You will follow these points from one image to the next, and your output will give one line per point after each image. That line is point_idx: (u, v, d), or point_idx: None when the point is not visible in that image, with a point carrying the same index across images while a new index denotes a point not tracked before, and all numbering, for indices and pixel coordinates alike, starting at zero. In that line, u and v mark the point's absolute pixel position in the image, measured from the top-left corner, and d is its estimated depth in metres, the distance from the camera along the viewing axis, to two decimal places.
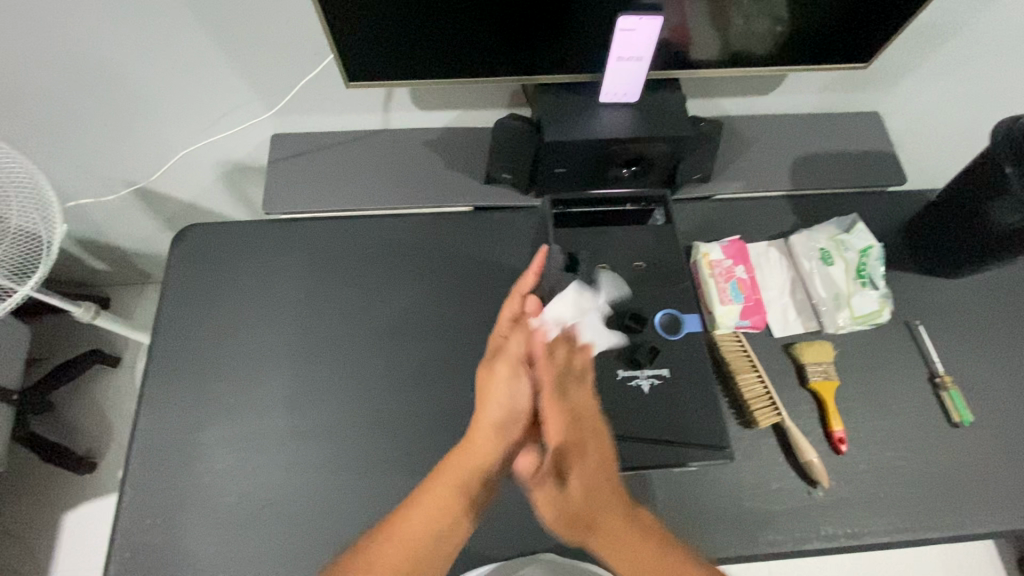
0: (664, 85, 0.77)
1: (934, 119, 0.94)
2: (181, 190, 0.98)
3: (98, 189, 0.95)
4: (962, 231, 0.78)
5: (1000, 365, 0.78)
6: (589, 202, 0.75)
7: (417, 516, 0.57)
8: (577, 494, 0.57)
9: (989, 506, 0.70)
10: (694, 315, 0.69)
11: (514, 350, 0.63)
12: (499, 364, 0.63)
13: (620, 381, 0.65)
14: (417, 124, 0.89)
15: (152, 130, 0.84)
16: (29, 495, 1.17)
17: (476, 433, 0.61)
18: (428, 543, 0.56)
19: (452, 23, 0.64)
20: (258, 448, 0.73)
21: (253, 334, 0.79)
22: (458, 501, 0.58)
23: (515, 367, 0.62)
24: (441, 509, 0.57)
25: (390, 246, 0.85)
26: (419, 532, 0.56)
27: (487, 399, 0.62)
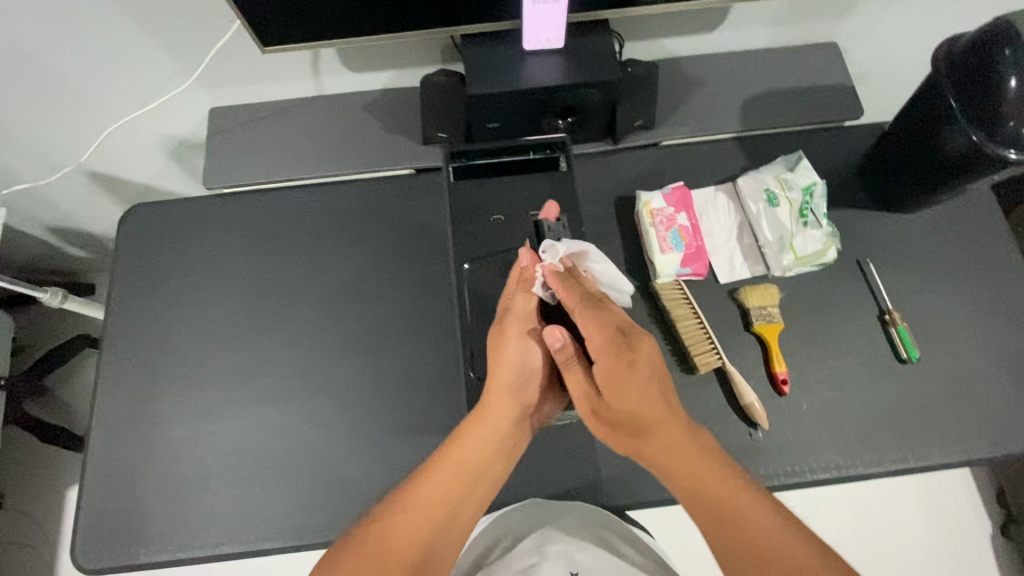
0: (598, 28, 0.73)
1: (896, 46, 0.89)
2: (131, 169, 0.98)
3: (47, 173, 0.95)
4: (910, 164, 0.74)
5: (952, 299, 0.77)
6: (496, 156, 0.80)
7: (445, 479, 0.60)
8: (625, 393, 0.59)
9: (929, 440, 0.71)
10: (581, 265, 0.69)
11: (525, 312, 0.67)
12: (512, 324, 0.66)
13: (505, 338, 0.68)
14: (352, 88, 0.87)
15: (84, 111, 0.83)
16: (33, 473, 1.23)
17: (490, 398, 0.65)
18: (452, 505, 0.59)
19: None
20: (211, 418, 0.76)
21: (203, 309, 0.81)
22: (485, 464, 0.62)
23: (528, 330, 0.66)
24: (458, 477, 0.60)
25: (336, 215, 0.85)
26: (446, 495, 0.59)
27: (497, 365, 0.66)
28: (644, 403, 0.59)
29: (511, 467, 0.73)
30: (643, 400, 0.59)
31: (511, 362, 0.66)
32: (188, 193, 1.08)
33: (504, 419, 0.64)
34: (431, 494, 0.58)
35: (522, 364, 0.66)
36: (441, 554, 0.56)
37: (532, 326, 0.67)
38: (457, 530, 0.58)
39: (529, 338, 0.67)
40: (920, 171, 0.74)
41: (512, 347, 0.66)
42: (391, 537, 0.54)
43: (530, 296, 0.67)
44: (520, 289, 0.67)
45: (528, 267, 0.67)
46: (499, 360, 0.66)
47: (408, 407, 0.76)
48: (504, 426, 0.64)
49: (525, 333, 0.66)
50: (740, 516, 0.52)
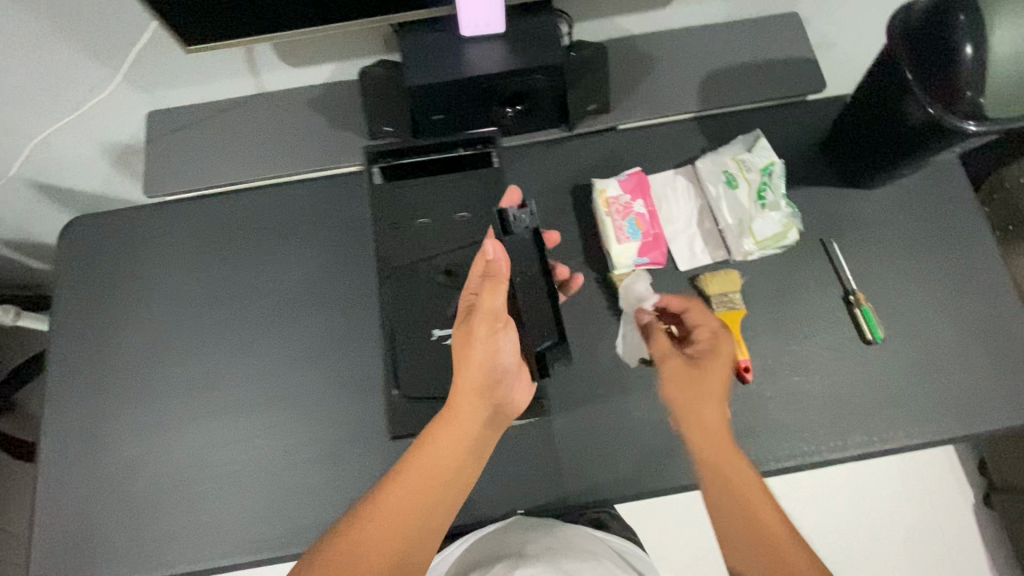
0: (539, 8, 0.69)
1: (860, 13, 0.86)
2: (75, 178, 0.95)
3: None
4: (878, 135, 0.71)
5: (917, 276, 0.75)
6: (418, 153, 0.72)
7: (412, 484, 0.55)
8: (704, 376, 0.62)
9: (895, 422, 0.70)
10: None
11: (491, 307, 0.59)
12: (476, 322, 0.59)
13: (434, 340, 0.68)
14: (295, 83, 0.83)
15: (12, 121, 0.80)
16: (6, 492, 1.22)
17: (458, 397, 0.59)
18: (421, 514, 0.54)
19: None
20: (163, 434, 0.74)
21: (150, 323, 0.78)
22: (455, 467, 0.57)
23: (493, 324, 0.60)
24: (428, 481, 0.55)
25: (282, 218, 0.82)
26: (413, 504, 0.54)
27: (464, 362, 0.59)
28: (710, 390, 0.61)
29: None
30: (712, 387, 0.61)
31: (481, 359, 0.59)
32: (137, 201, 1.04)
33: (471, 418, 0.59)
34: (393, 505, 0.53)
35: (489, 362, 0.60)
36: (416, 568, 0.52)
37: (498, 320, 0.60)
38: (430, 537, 0.54)
39: (494, 333, 0.60)
40: (888, 142, 0.71)
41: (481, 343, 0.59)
42: (359, 551, 0.50)
43: (496, 290, 0.59)
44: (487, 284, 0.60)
45: (495, 261, 0.60)
46: (466, 355, 0.59)
47: (364, 412, 0.74)
48: (470, 425, 0.58)
49: (491, 330, 0.60)
50: (765, 514, 0.50)
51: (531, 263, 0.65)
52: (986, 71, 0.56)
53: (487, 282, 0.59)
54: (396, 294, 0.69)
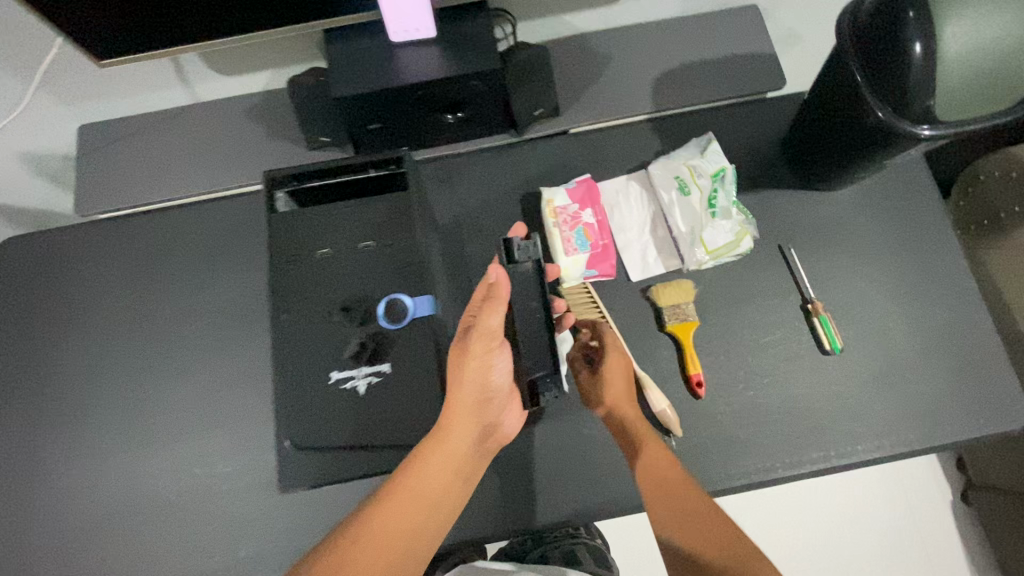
0: (473, 11, 0.66)
1: (822, 5, 0.82)
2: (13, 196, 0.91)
3: None
4: (832, 138, 0.68)
5: (878, 282, 0.72)
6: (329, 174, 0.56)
7: (392, 514, 0.49)
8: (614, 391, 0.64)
9: (854, 435, 0.67)
10: (425, 298, 0.51)
11: (490, 329, 0.51)
12: (473, 342, 0.51)
13: (332, 385, 0.50)
14: (232, 92, 0.80)
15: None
16: None
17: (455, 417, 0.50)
18: (402, 549, 0.48)
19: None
20: (97, 463, 0.71)
21: (84, 346, 0.75)
22: (442, 492, 0.51)
23: (490, 345, 0.52)
24: (417, 505, 0.50)
25: (220, 233, 0.78)
26: (395, 538, 0.48)
27: (460, 379, 0.50)
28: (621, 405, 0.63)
29: None
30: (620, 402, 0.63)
31: (478, 377, 0.51)
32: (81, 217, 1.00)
33: (465, 440, 0.51)
34: (378, 534, 0.47)
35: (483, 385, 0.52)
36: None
37: (496, 341, 0.52)
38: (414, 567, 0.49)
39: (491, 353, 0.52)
40: (842, 145, 0.67)
41: (478, 361, 0.51)
42: None
43: (496, 311, 0.51)
44: (485, 303, 0.52)
45: (496, 280, 0.52)
46: (463, 371, 0.51)
47: None
48: (464, 447, 0.51)
49: (487, 352, 0.52)
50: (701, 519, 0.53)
51: (530, 295, 0.53)
52: (934, 77, 0.52)
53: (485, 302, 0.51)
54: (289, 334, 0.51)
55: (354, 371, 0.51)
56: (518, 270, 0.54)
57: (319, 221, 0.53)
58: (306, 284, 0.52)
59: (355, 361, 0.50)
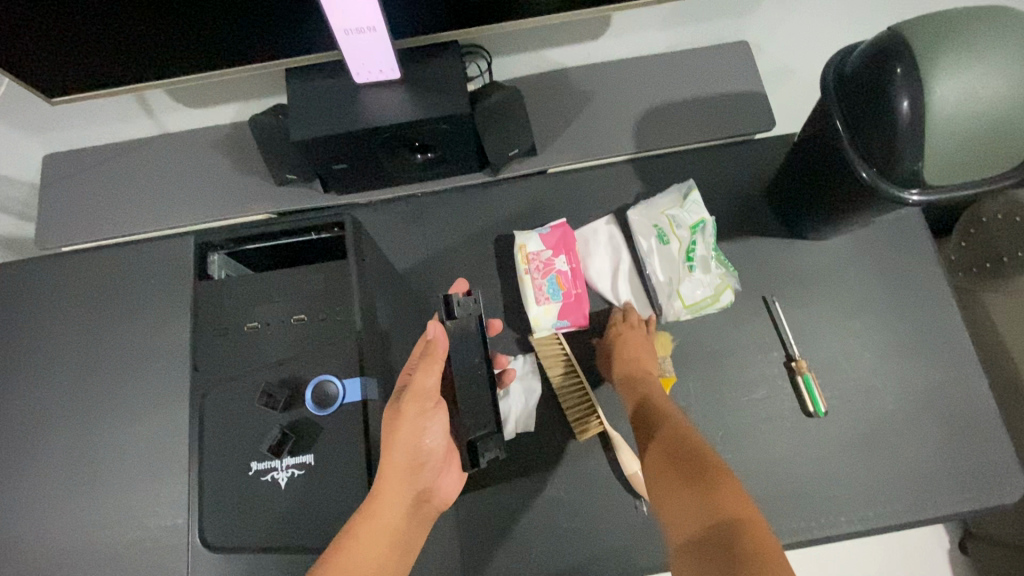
0: (444, 51, 0.64)
1: (814, 42, 0.79)
2: None
3: None
4: (819, 189, 0.64)
5: (868, 338, 0.68)
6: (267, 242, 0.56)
7: None
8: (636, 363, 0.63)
9: (837, 505, 0.63)
10: (356, 379, 0.49)
11: (424, 390, 0.49)
12: (406, 405, 0.48)
13: (251, 478, 0.47)
14: (201, 124, 0.78)
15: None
16: None
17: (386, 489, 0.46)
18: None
19: (107, 30, 0.52)
20: (41, 513, 0.68)
21: (33, 388, 0.72)
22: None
23: (425, 406, 0.50)
24: None
25: (180, 271, 0.75)
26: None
27: (390, 446, 0.47)
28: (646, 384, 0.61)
29: None
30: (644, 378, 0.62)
31: (410, 443, 0.48)
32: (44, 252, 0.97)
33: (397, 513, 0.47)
34: None
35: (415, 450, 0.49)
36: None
37: (431, 400, 0.49)
38: None
39: (424, 415, 0.50)
40: (829, 197, 0.64)
41: (411, 425, 0.48)
42: None
43: (431, 371, 0.49)
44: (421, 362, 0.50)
45: (432, 337, 0.50)
46: (394, 437, 0.48)
47: None
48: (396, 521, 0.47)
49: (420, 415, 0.49)
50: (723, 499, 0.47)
51: (472, 347, 0.49)
52: (925, 140, 0.48)
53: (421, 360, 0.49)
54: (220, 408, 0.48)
55: (276, 461, 0.47)
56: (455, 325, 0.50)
57: (255, 288, 0.52)
58: (229, 363, 0.50)
59: (276, 454, 0.47)
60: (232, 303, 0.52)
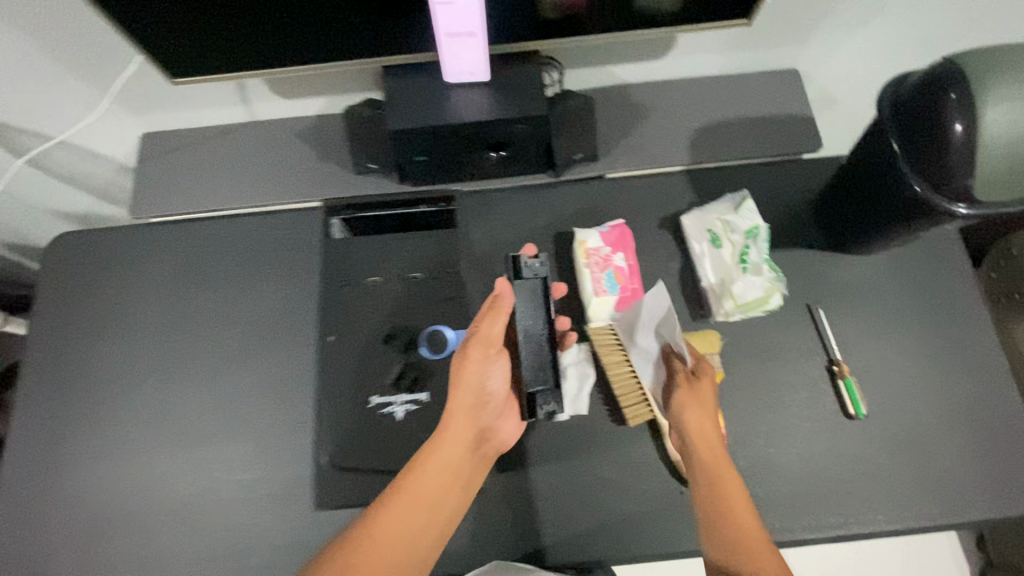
0: (525, 59, 0.70)
1: (863, 72, 0.85)
2: (85, 182, 0.99)
3: None
4: (867, 204, 0.69)
5: (907, 349, 0.72)
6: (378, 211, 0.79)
7: (398, 509, 0.58)
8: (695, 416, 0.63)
9: (873, 505, 0.66)
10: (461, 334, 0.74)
11: (488, 335, 0.64)
12: (472, 347, 0.64)
13: (375, 408, 0.71)
14: (287, 114, 0.84)
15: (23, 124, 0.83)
16: None
17: (450, 417, 0.62)
18: (407, 544, 0.57)
19: (238, 20, 0.59)
20: (123, 460, 0.73)
21: (119, 343, 0.77)
22: (441, 489, 0.60)
23: (487, 352, 0.64)
24: (418, 502, 0.59)
25: (259, 246, 0.80)
26: (401, 531, 0.57)
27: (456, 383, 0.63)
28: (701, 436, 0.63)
29: None
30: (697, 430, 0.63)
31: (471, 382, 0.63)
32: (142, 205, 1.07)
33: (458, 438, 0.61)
34: (381, 531, 0.57)
35: (479, 389, 0.64)
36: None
37: (492, 347, 0.64)
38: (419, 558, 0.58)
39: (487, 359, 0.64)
40: (878, 213, 0.68)
41: (472, 367, 0.63)
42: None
43: (497, 320, 0.63)
44: (488, 313, 0.64)
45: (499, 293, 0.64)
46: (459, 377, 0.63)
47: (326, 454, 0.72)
48: (457, 445, 0.61)
49: (485, 357, 0.64)
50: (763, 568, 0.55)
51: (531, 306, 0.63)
52: (975, 157, 0.53)
53: (487, 311, 0.64)
54: (360, 326, 0.75)
55: (396, 397, 0.72)
56: (522, 283, 0.63)
57: (374, 252, 0.77)
58: (365, 304, 0.75)
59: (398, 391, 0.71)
60: (366, 261, 0.77)
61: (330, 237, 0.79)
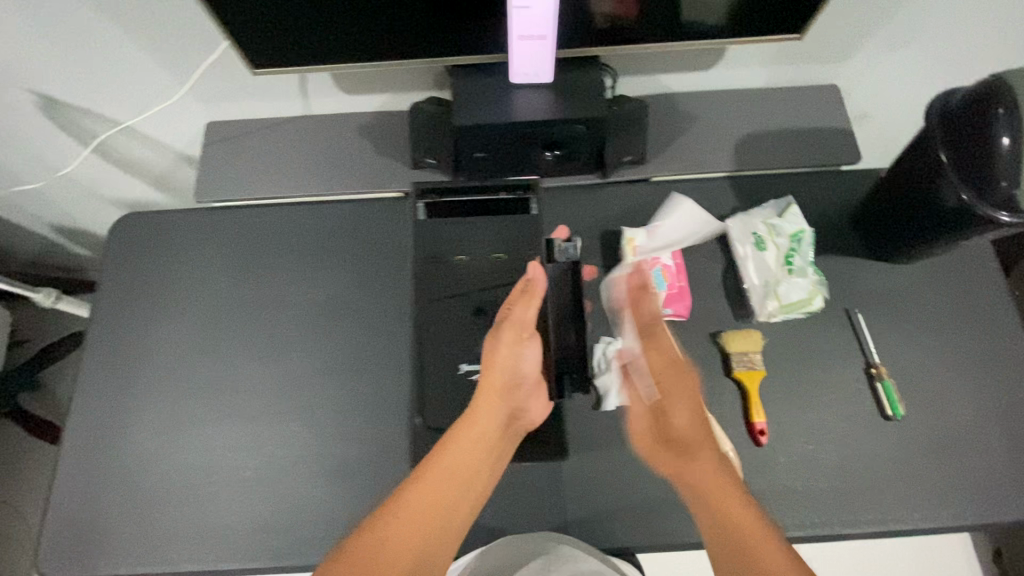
0: (584, 64, 0.74)
1: (900, 90, 0.88)
2: (142, 168, 1.03)
3: (41, 167, 1.00)
4: (907, 213, 0.72)
5: (942, 355, 0.74)
6: (461, 193, 0.75)
7: (430, 484, 0.61)
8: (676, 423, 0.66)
9: (910, 503, 0.68)
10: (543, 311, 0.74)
11: (522, 318, 0.68)
12: (505, 330, 0.68)
13: (462, 375, 0.73)
14: (346, 109, 0.88)
15: (95, 108, 0.87)
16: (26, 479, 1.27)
17: (483, 397, 0.66)
18: (440, 514, 0.60)
19: (326, 13, 0.63)
20: (181, 430, 0.76)
21: (180, 320, 0.81)
22: (473, 464, 0.64)
23: (520, 336, 0.68)
24: (450, 477, 0.62)
25: (317, 233, 0.84)
26: (435, 500, 0.60)
27: (490, 365, 0.67)
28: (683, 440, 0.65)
29: None
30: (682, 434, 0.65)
31: (504, 364, 0.67)
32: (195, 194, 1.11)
33: (490, 418, 0.65)
34: (413, 505, 0.59)
35: (512, 369, 0.68)
36: (433, 564, 0.58)
37: (524, 332, 0.68)
38: (450, 533, 0.60)
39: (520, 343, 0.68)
40: (918, 223, 0.71)
41: (505, 349, 0.67)
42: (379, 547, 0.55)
43: (529, 305, 0.68)
44: (522, 298, 0.69)
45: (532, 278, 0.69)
46: (492, 359, 0.67)
47: (379, 434, 0.75)
48: (490, 424, 0.65)
49: (517, 339, 0.68)
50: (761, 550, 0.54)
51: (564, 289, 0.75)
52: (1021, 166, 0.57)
53: (521, 296, 0.69)
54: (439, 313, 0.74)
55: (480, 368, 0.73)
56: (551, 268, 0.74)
57: (448, 237, 0.75)
58: (448, 284, 0.74)
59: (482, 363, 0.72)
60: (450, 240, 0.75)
61: (416, 221, 0.75)
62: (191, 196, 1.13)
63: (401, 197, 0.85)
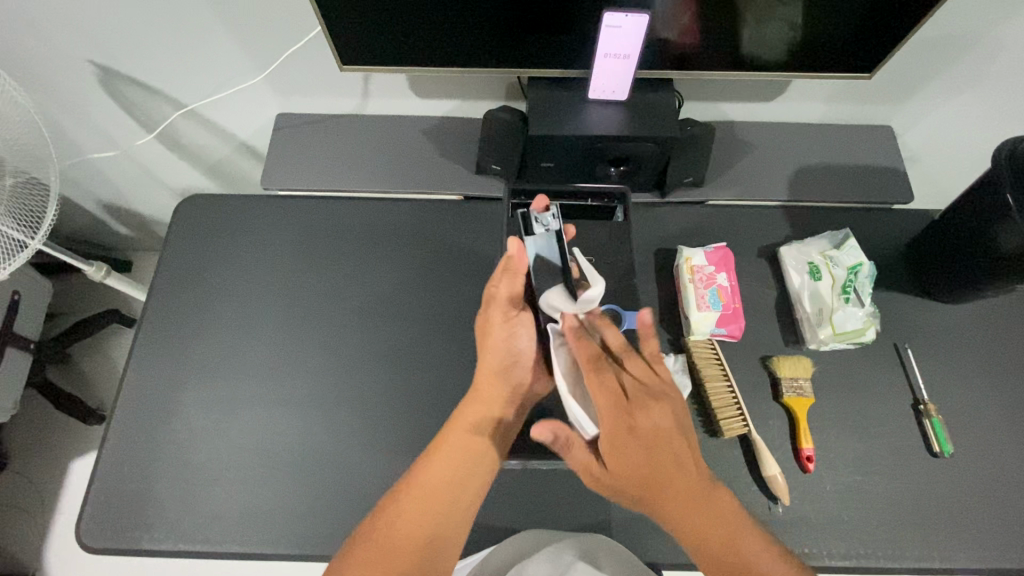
0: (656, 85, 0.76)
1: (953, 134, 0.90)
2: (203, 153, 1.06)
3: (107, 144, 1.02)
4: (962, 252, 0.73)
5: (991, 396, 0.75)
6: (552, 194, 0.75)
7: (435, 465, 0.59)
8: (632, 467, 0.55)
9: (955, 542, 0.68)
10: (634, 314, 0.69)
11: (506, 297, 0.63)
12: (492, 312, 0.64)
13: None
14: (414, 111, 0.91)
15: (177, 94, 0.90)
16: (48, 451, 1.27)
17: (483, 378, 0.64)
18: (447, 491, 0.58)
19: (422, 19, 0.66)
20: (231, 410, 0.77)
21: (236, 301, 0.82)
22: (477, 445, 0.61)
23: (509, 315, 0.64)
24: (454, 457, 0.60)
25: (378, 228, 0.86)
26: (440, 479, 0.58)
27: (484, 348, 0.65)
28: (655, 478, 0.55)
29: (524, 501, 0.72)
30: (645, 469, 0.55)
31: (498, 345, 0.64)
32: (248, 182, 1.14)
33: (494, 399, 0.63)
34: (421, 483, 0.58)
35: (508, 351, 0.64)
36: (446, 544, 0.56)
37: (512, 310, 0.64)
38: (460, 513, 0.58)
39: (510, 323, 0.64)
40: (972, 262, 0.73)
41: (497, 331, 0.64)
42: (395, 524, 0.56)
43: (511, 280, 0.63)
44: (504, 276, 0.63)
45: (513, 255, 0.62)
46: (486, 339, 0.65)
47: (427, 430, 0.75)
48: (494, 404, 0.63)
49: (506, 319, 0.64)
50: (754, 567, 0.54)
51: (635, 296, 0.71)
52: None
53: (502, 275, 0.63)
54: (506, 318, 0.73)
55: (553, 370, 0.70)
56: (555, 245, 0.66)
57: None
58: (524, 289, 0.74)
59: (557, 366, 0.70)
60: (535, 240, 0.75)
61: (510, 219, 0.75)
62: (257, 186, 1.16)
63: (459, 201, 0.88)
